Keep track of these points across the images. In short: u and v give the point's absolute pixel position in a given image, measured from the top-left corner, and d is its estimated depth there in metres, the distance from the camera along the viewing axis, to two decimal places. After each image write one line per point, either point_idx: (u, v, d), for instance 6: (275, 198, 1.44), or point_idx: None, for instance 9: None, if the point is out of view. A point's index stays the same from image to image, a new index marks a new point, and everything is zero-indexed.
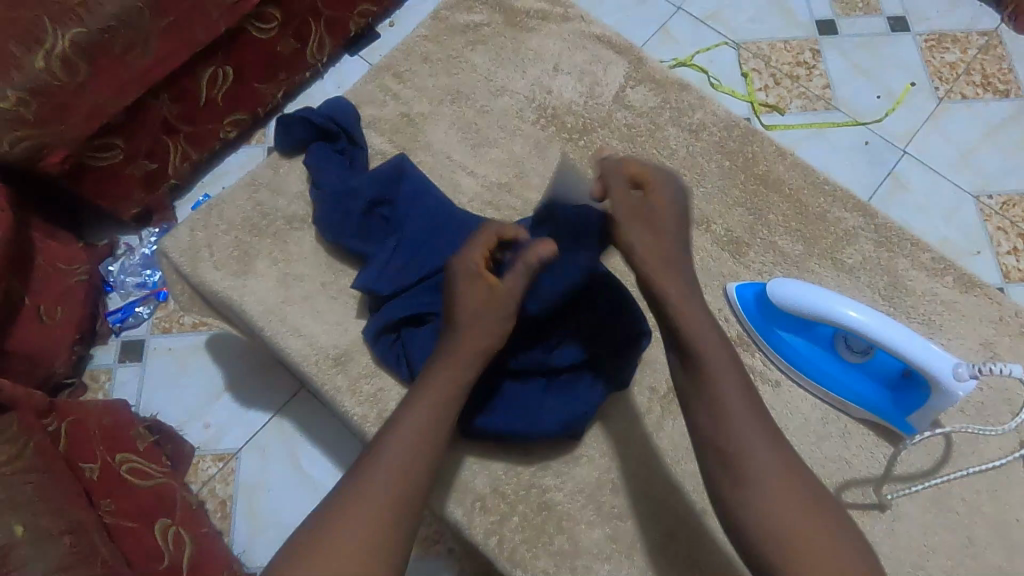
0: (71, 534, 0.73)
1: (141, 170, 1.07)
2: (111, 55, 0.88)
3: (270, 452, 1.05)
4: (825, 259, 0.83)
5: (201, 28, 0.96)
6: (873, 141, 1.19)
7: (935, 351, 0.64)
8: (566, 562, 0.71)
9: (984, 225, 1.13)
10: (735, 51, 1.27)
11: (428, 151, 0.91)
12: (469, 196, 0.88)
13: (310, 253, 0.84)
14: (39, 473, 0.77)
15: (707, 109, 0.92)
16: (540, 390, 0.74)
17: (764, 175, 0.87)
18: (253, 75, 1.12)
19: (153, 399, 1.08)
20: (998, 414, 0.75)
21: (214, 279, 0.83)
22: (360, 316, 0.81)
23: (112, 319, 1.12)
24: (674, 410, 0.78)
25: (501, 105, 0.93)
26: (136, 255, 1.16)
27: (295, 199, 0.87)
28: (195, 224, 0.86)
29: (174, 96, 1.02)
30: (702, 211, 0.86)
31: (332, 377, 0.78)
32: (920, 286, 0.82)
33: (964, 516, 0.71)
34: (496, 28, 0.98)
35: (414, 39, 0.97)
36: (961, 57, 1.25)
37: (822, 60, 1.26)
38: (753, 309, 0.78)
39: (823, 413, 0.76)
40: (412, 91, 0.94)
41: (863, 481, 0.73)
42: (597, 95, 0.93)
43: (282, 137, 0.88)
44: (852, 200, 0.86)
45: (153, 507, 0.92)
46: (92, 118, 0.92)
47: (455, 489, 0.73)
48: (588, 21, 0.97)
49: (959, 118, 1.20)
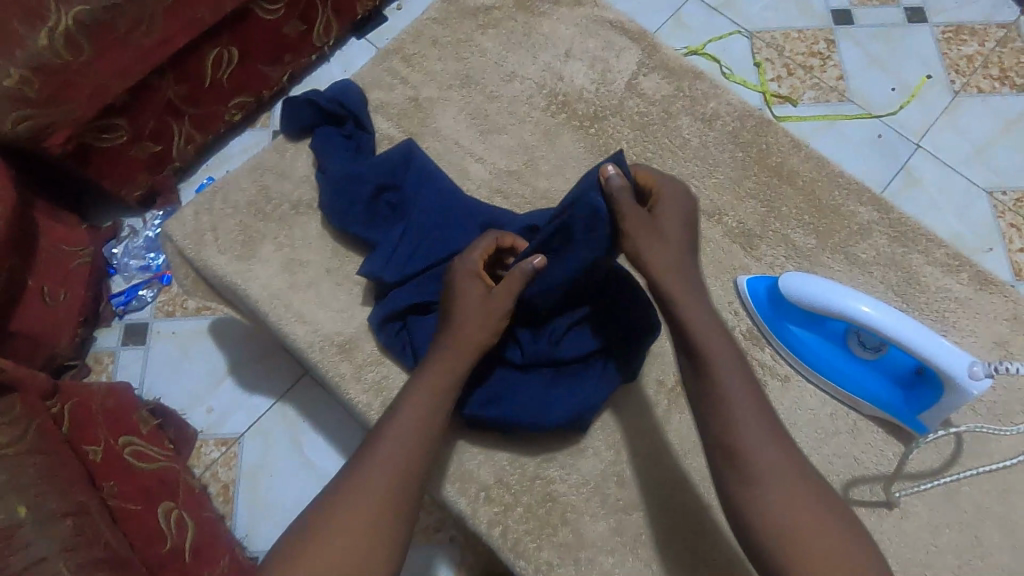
0: (73, 516, 0.73)
1: (145, 152, 1.06)
2: (115, 33, 0.87)
3: (273, 438, 1.04)
4: (838, 254, 0.82)
5: (206, 7, 0.94)
6: (887, 134, 1.17)
7: (950, 349, 0.63)
8: (570, 554, 0.70)
9: (997, 221, 1.11)
10: (748, 40, 1.25)
11: (435, 137, 0.89)
12: (477, 183, 0.87)
13: (316, 239, 0.83)
14: (42, 455, 0.77)
15: (720, 98, 0.90)
16: (547, 382, 0.73)
17: (777, 167, 0.86)
18: (259, 57, 1.10)
19: (156, 382, 1.08)
20: (1010, 413, 0.74)
21: (219, 263, 0.82)
22: (366, 303, 0.80)
23: (116, 302, 1.11)
24: (682, 404, 0.77)
25: (511, 91, 0.91)
26: (140, 238, 1.15)
27: (301, 183, 0.86)
28: (199, 208, 0.85)
29: (179, 76, 1.01)
30: (713, 203, 0.85)
31: (337, 364, 0.78)
32: (934, 282, 0.80)
33: (973, 516, 0.70)
34: (506, 12, 0.96)
35: (423, 22, 0.96)
36: (979, 50, 1.22)
37: (837, 51, 1.23)
38: (764, 303, 0.77)
39: (832, 410, 0.75)
40: (420, 75, 0.92)
41: (871, 479, 0.72)
42: (609, 82, 0.91)
43: (289, 120, 0.86)
44: (866, 193, 0.85)
45: (157, 490, 0.92)
46: (96, 97, 0.91)
47: (460, 479, 0.73)
48: (601, 6, 0.95)
49: (975, 112, 1.18)
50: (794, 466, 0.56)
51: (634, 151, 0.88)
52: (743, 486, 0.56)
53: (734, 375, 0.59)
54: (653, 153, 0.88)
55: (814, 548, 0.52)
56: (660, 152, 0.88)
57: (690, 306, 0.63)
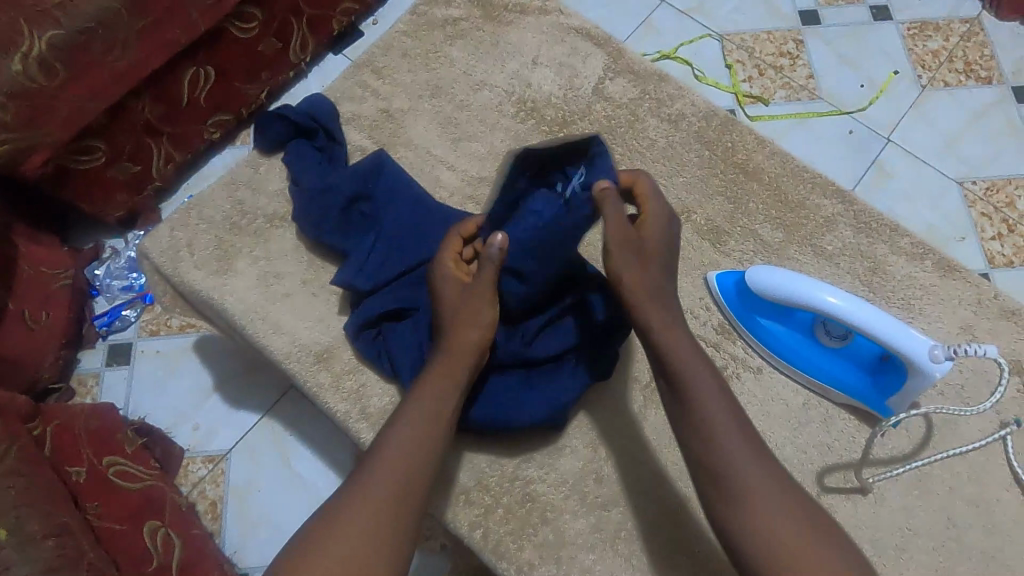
0: (57, 536, 0.73)
1: (124, 173, 1.07)
2: (89, 56, 0.87)
3: (259, 451, 1.05)
4: (805, 246, 0.84)
5: (181, 27, 0.95)
6: (857, 130, 1.19)
7: (911, 334, 0.64)
8: (551, 554, 0.71)
9: (969, 210, 1.13)
10: (718, 43, 1.27)
11: (408, 147, 0.90)
12: (449, 191, 0.88)
13: (291, 251, 0.84)
14: (24, 476, 0.77)
15: (686, 99, 0.92)
16: (521, 381, 0.73)
17: (743, 164, 0.88)
18: (236, 75, 1.11)
19: (141, 402, 1.08)
20: (977, 394, 0.76)
21: (195, 278, 0.82)
22: (342, 313, 0.81)
23: (100, 323, 1.12)
24: (657, 400, 0.78)
25: (481, 99, 0.93)
26: (121, 258, 1.16)
27: (276, 198, 0.87)
28: (175, 224, 0.85)
29: (156, 96, 1.02)
30: (682, 201, 0.86)
31: (315, 374, 0.78)
32: (899, 271, 0.82)
33: (945, 498, 0.71)
34: (474, 23, 0.98)
35: (393, 34, 0.97)
36: (943, 45, 1.25)
37: (806, 50, 1.26)
38: (732, 296, 0.78)
39: (805, 399, 0.76)
40: (391, 87, 0.94)
41: (844, 465, 0.73)
42: (577, 88, 0.93)
43: (261, 135, 0.87)
44: (831, 187, 0.87)
45: (142, 509, 0.92)
46: (72, 120, 0.92)
47: (439, 483, 0.73)
48: (566, 14, 0.97)
49: (942, 105, 1.21)
50: (756, 452, 0.58)
51: None
52: (724, 476, 0.57)
53: (700, 366, 0.62)
54: (622, 155, 0.89)
55: (777, 539, 0.54)
56: (628, 154, 0.89)
57: (664, 306, 0.65)
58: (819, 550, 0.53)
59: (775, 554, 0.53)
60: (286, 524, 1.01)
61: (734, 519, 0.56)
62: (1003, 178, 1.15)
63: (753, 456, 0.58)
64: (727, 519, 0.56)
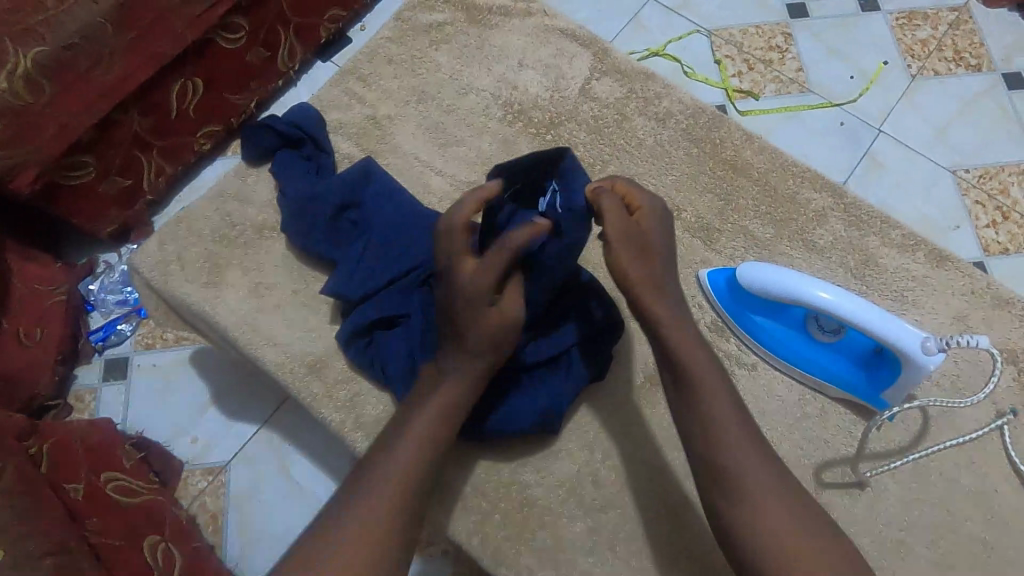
0: (55, 555, 0.73)
1: (115, 187, 1.07)
2: (75, 73, 0.87)
3: (258, 462, 1.04)
4: (796, 241, 0.83)
5: (167, 40, 0.95)
6: (848, 121, 1.19)
7: (903, 326, 0.64)
8: (550, 558, 0.70)
9: (962, 199, 1.13)
10: (707, 39, 1.27)
11: (395, 153, 0.90)
12: (438, 196, 0.88)
13: (281, 261, 0.84)
14: (21, 496, 0.77)
15: (673, 97, 0.91)
16: (514, 387, 0.73)
17: (732, 160, 0.87)
18: (224, 86, 1.11)
19: (139, 416, 1.08)
20: (973, 384, 0.75)
21: (186, 292, 0.82)
22: (334, 322, 0.81)
23: (95, 338, 1.11)
24: (653, 399, 0.77)
25: (468, 103, 0.93)
26: (115, 273, 1.15)
27: (265, 208, 0.87)
28: (164, 238, 0.85)
29: (145, 110, 1.02)
30: (671, 199, 0.86)
31: (308, 384, 0.78)
32: (891, 262, 0.82)
33: (944, 490, 0.71)
34: (458, 27, 0.97)
35: (378, 41, 0.97)
36: (932, 33, 1.25)
37: (794, 43, 1.26)
38: (724, 294, 0.78)
39: (800, 395, 0.76)
40: (377, 94, 0.94)
41: (842, 460, 0.73)
42: (563, 89, 0.93)
43: (248, 147, 0.87)
44: (821, 180, 0.86)
45: (142, 524, 0.91)
46: (61, 135, 0.91)
47: (436, 490, 0.73)
48: (551, 15, 0.97)
49: (932, 94, 1.20)
50: (754, 451, 0.58)
51: (591, 155, 0.89)
52: (720, 475, 0.57)
53: (701, 364, 0.61)
54: (610, 155, 0.89)
55: (777, 539, 0.53)
56: (616, 154, 0.89)
57: (661, 302, 0.64)
58: (817, 548, 0.53)
59: (774, 554, 0.53)
60: (286, 533, 1.01)
61: (732, 519, 0.56)
62: (996, 165, 1.15)
63: (751, 455, 0.57)
64: (722, 517, 0.57)
